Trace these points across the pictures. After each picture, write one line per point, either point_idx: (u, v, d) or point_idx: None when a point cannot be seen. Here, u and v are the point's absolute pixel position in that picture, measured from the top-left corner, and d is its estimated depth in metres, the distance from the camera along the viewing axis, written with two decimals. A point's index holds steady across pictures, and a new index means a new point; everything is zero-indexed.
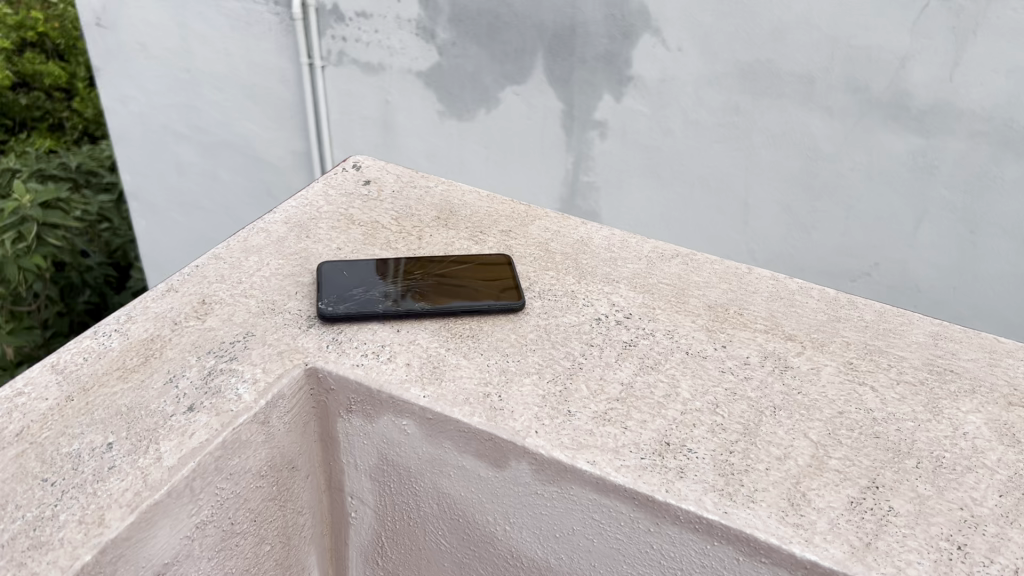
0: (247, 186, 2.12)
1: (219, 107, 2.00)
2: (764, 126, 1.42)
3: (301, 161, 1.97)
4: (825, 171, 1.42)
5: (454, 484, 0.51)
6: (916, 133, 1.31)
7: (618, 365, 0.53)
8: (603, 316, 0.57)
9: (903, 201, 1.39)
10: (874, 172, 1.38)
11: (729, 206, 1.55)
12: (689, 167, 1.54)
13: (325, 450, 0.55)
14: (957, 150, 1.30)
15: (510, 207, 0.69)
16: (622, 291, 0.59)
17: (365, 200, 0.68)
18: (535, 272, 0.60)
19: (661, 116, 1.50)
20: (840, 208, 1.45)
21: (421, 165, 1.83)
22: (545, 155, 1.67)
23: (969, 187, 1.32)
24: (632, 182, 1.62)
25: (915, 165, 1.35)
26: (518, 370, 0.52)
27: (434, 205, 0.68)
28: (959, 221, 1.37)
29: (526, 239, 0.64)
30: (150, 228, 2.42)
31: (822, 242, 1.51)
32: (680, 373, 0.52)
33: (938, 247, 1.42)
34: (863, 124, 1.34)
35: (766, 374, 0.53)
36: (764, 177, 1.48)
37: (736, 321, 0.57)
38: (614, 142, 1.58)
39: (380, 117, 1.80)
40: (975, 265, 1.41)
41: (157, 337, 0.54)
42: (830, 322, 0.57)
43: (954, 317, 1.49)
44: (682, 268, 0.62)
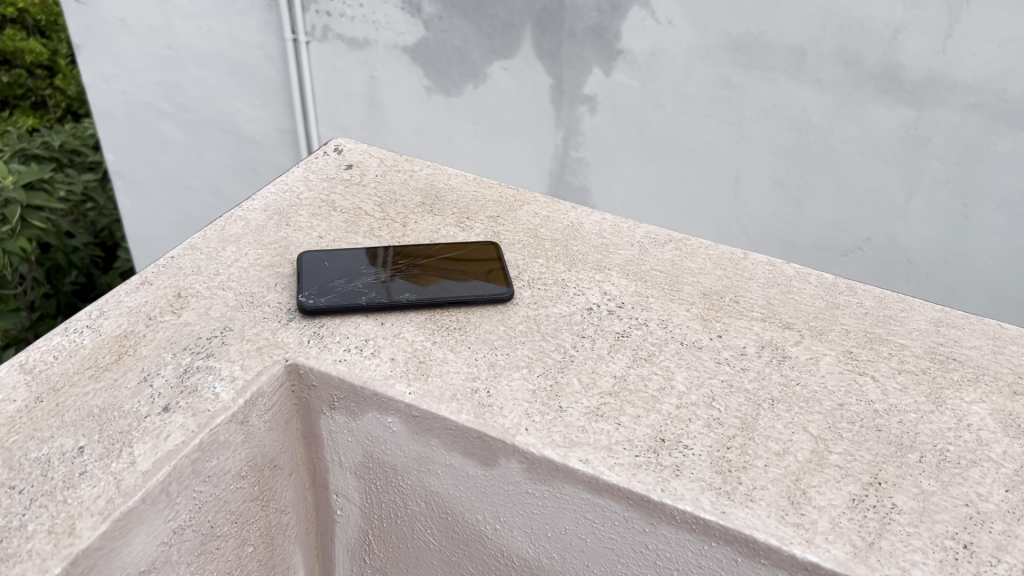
0: (234, 165, 2.09)
1: (203, 85, 1.97)
2: (755, 100, 1.40)
3: (286, 139, 1.94)
4: (817, 145, 1.40)
5: (443, 482, 0.49)
6: (908, 106, 1.30)
7: (610, 357, 0.51)
8: (594, 305, 0.55)
9: (895, 174, 1.38)
10: (867, 147, 1.36)
11: (721, 182, 1.53)
12: (680, 142, 1.52)
13: (308, 448, 0.54)
14: (949, 122, 1.28)
15: (498, 191, 0.67)
16: (615, 278, 0.57)
17: (347, 186, 0.66)
18: (525, 260, 0.58)
19: (651, 90, 1.48)
20: (834, 183, 1.43)
21: (409, 143, 1.80)
22: (534, 131, 1.65)
23: (961, 160, 1.31)
24: (622, 158, 1.60)
25: (906, 138, 1.33)
26: (507, 364, 0.50)
27: (419, 190, 0.66)
28: (951, 193, 1.36)
29: (515, 225, 0.62)
30: (135, 207, 2.39)
31: (814, 215, 1.49)
32: (675, 365, 0.51)
33: (930, 219, 1.41)
34: (854, 98, 1.32)
35: (764, 364, 0.51)
36: (756, 151, 1.46)
37: (731, 309, 0.55)
38: (604, 117, 1.56)
39: (366, 94, 1.77)
40: (966, 238, 1.40)
41: (130, 333, 0.52)
42: (829, 309, 0.55)
43: (946, 290, 1.48)
44: (675, 254, 0.60)
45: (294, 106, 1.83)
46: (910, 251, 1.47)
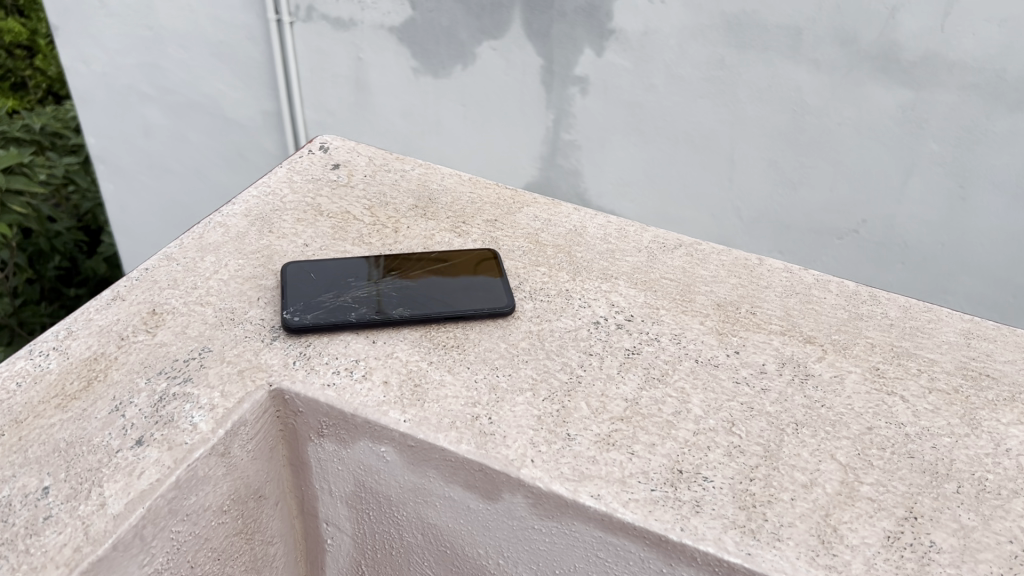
0: (220, 149, 2.03)
1: (187, 67, 1.90)
2: (750, 81, 1.35)
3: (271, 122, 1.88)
4: (812, 127, 1.36)
5: (441, 514, 0.46)
6: (905, 87, 1.26)
7: (621, 378, 0.47)
8: (601, 318, 0.51)
9: (892, 156, 1.33)
10: (864, 129, 1.32)
11: (718, 167, 1.49)
12: (672, 124, 1.47)
13: (295, 475, 0.50)
14: (946, 104, 1.24)
15: (495, 192, 0.63)
16: (623, 288, 0.53)
17: (334, 188, 0.62)
18: (526, 269, 0.55)
19: (643, 71, 1.43)
20: (831, 166, 1.39)
21: (397, 126, 1.75)
22: (524, 114, 1.60)
23: (959, 142, 1.27)
24: (615, 140, 1.56)
25: (903, 120, 1.29)
26: (510, 387, 0.46)
27: (412, 191, 0.62)
28: (948, 175, 1.32)
29: (514, 229, 0.58)
30: (119, 190, 2.33)
31: (809, 198, 1.45)
32: (692, 385, 0.47)
33: (927, 202, 1.36)
34: (851, 78, 1.28)
35: (786, 385, 0.47)
36: (750, 133, 1.41)
37: (748, 322, 0.51)
38: (596, 99, 1.51)
39: (351, 76, 1.72)
40: (964, 220, 1.36)
41: (101, 356, 0.48)
42: (852, 321, 0.52)
43: (941, 273, 1.45)
44: (686, 260, 0.56)
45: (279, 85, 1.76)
46: (909, 235, 1.42)
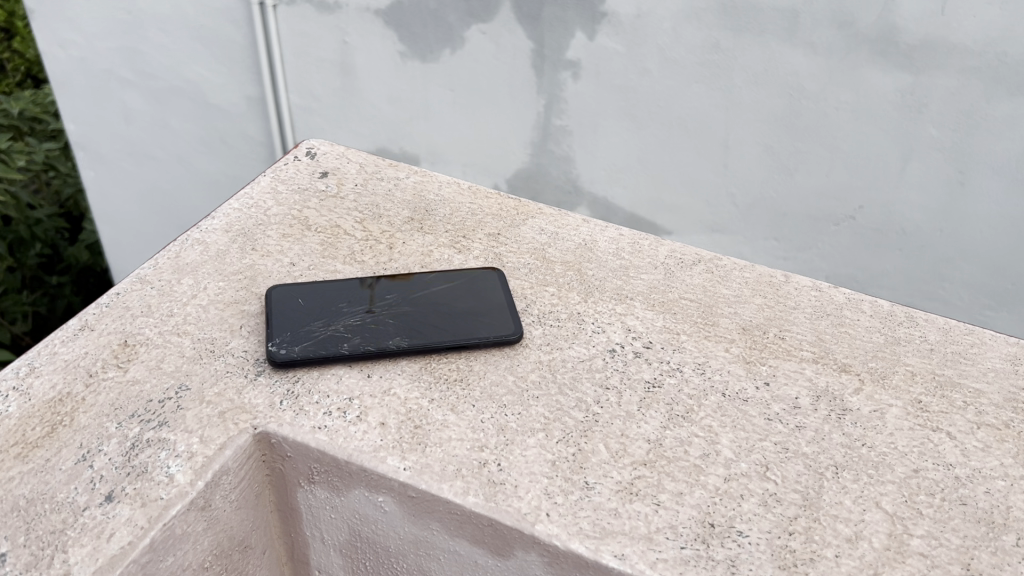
0: (202, 135, 1.77)
1: (153, 45, 1.65)
2: (745, 63, 1.15)
3: (254, 107, 1.63)
4: (808, 112, 1.16)
5: (446, 569, 0.42)
6: (904, 70, 1.07)
7: (642, 416, 0.43)
8: (617, 345, 0.47)
9: (888, 140, 1.14)
10: (863, 113, 1.13)
11: (697, 159, 1.29)
12: (664, 108, 1.25)
13: (284, 522, 0.45)
14: (947, 88, 1.06)
15: (497, 203, 0.59)
16: (639, 309, 0.49)
17: (324, 201, 0.57)
18: (532, 289, 0.50)
19: (636, 55, 1.22)
20: (825, 156, 1.19)
21: (384, 112, 1.49)
22: (515, 99, 1.36)
23: (958, 126, 1.09)
24: (605, 125, 1.32)
25: (902, 103, 1.10)
26: (520, 428, 0.42)
27: (407, 203, 0.58)
28: (948, 159, 1.13)
29: (519, 245, 0.54)
30: (94, 177, 2.02)
31: (803, 186, 1.24)
32: (722, 421, 0.43)
33: (926, 188, 1.17)
34: (849, 61, 1.09)
35: (822, 421, 0.43)
36: (744, 118, 1.21)
37: (777, 349, 0.47)
38: (588, 84, 1.29)
39: (336, 61, 1.47)
40: (963, 205, 1.16)
41: (66, 397, 0.43)
42: (890, 346, 0.47)
43: (939, 262, 1.24)
44: (706, 277, 0.52)
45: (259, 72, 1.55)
46: (907, 235, 1.23)
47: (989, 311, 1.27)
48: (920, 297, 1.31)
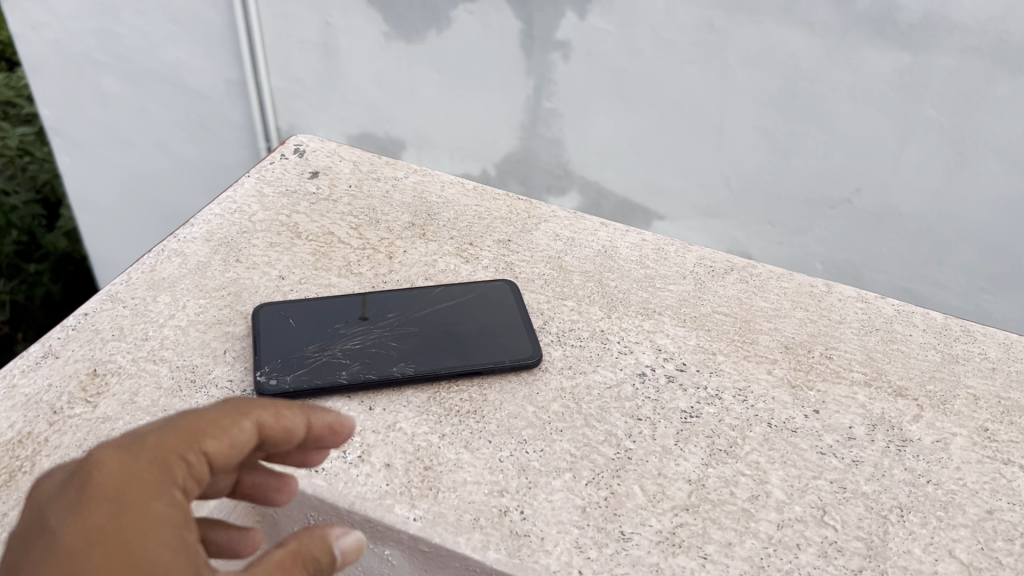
0: (185, 123, 1.60)
1: (128, 26, 1.49)
2: (740, 44, 1.09)
3: (236, 92, 1.49)
4: (805, 94, 1.10)
5: None
6: (900, 48, 1.02)
7: (683, 452, 0.38)
8: (647, 369, 0.42)
9: (887, 121, 1.09)
10: (860, 95, 1.07)
11: (685, 145, 1.23)
12: (655, 91, 1.19)
13: None
14: (947, 67, 1.01)
15: (507, 204, 0.56)
16: (669, 325, 0.45)
17: (313, 203, 0.55)
18: (551, 304, 0.46)
19: (629, 35, 1.15)
20: (820, 140, 1.14)
21: (369, 95, 1.40)
22: (505, 82, 1.28)
23: (958, 106, 1.04)
24: (597, 108, 1.25)
25: (900, 84, 1.05)
26: (543, 468, 0.37)
27: (409, 207, 0.55)
28: (946, 140, 1.08)
29: (534, 254, 0.50)
30: (77, 168, 1.83)
31: (799, 169, 1.19)
32: (771, 456, 0.38)
33: (925, 169, 1.12)
34: (847, 40, 1.03)
35: (881, 456, 0.39)
36: (740, 100, 1.14)
37: (826, 371, 0.43)
38: (579, 65, 1.21)
39: (320, 41, 1.37)
40: (961, 187, 1.12)
41: (27, 437, 0.38)
42: (949, 365, 0.44)
43: (937, 245, 1.20)
44: (741, 290, 0.48)
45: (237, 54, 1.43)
46: (902, 220, 1.19)
47: (985, 294, 1.23)
48: (914, 282, 1.26)
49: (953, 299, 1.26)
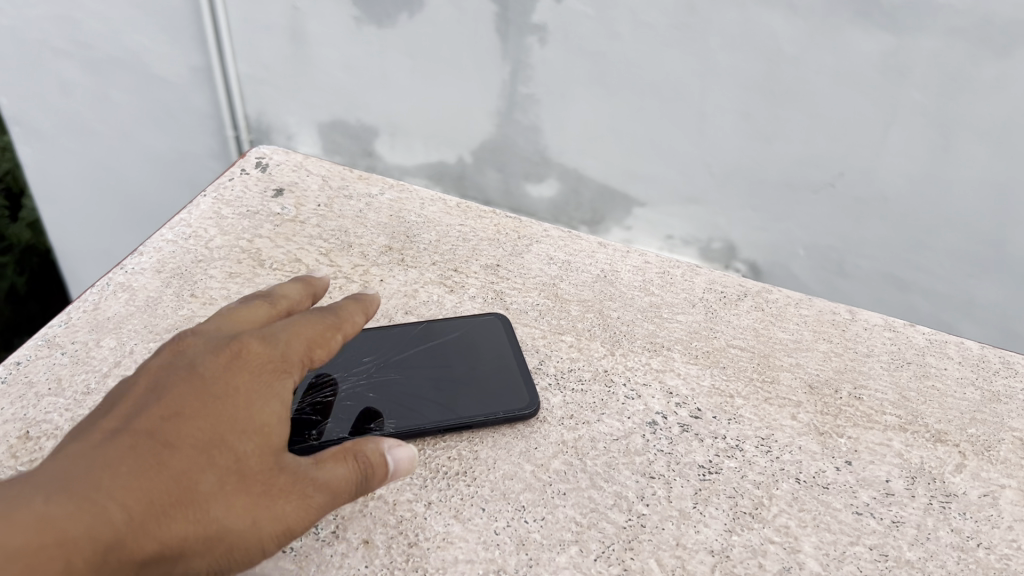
0: (152, 112, 1.50)
1: (89, 11, 1.38)
2: (720, 26, 1.04)
3: (203, 79, 1.41)
4: (787, 77, 1.06)
5: None
6: (885, 29, 0.97)
7: (711, 514, 0.64)
8: (658, 419, 0.72)
9: (871, 104, 1.04)
10: (844, 78, 1.03)
11: (665, 131, 1.19)
12: (633, 74, 1.14)
13: None
14: (931, 48, 0.96)
15: (489, 230, 0.98)
16: (678, 362, 0.79)
17: (240, 265, 0.87)
18: (583, 404, 0.73)
19: (607, 18, 1.09)
20: (804, 123, 1.10)
21: (340, 81, 1.33)
22: (478, 65, 1.22)
23: (943, 88, 0.99)
24: (577, 93, 1.20)
25: (883, 67, 1.00)
26: (555, 530, 0.61)
27: (397, 219, 0.98)
28: (931, 125, 1.03)
29: (527, 286, 0.88)
30: (38, 160, 1.70)
31: (781, 153, 1.14)
32: (806, 517, 0.64)
33: (909, 153, 1.07)
34: (830, 22, 0.99)
35: (923, 516, 0.65)
36: (722, 84, 1.10)
37: (854, 415, 0.75)
38: (556, 49, 1.16)
39: (286, 26, 1.30)
40: (945, 171, 1.07)
41: None
42: (989, 406, 0.78)
43: (922, 230, 1.15)
44: (647, 316, 0.85)
45: (204, 40, 1.34)
46: (887, 206, 1.15)
47: (973, 280, 1.18)
48: (900, 269, 1.22)
49: (939, 286, 1.21)
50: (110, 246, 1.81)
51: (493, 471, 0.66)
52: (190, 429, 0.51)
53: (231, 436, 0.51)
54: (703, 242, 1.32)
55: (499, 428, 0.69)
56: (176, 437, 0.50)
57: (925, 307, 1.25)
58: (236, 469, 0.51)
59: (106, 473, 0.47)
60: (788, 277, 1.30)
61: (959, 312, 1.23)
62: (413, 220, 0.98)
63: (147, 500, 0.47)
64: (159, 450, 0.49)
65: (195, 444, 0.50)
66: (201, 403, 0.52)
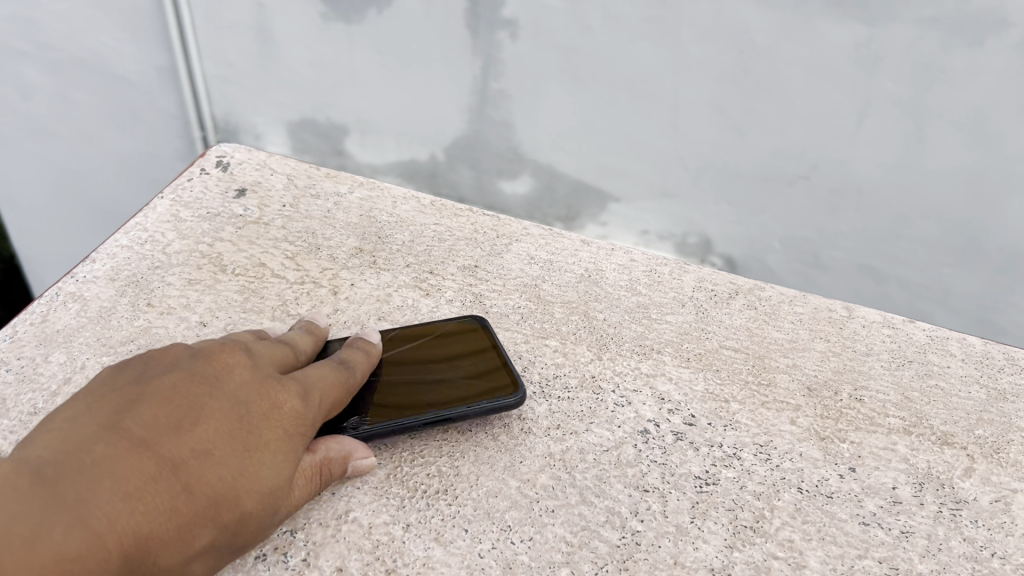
0: (114, 116, 1.45)
1: (44, 11, 1.32)
2: (693, 18, 1.03)
3: (167, 80, 1.37)
4: (761, 68, 1.04)
5: None
6: (858, 20, 0.96)
7: (712, 526, 0.65)
8: (650, 428, 0.74)
9: (845, 95, 1.03)
10: (817, 70, 1.02)
11: (637, 125, 1.17)
12: (606, 68, 1.12)
13: None
14: (905, 37, 0.96)
15: (466, 234, 0.99)
16: (671, 366, 0.82)
17: (200, 270, 0.86)
18: (575, 417, 0.74)
19: (579, 11, 1.07)
20: (778, 115, 1.08)
21: (308, 80, 1.30)
22: (448, 62, 1.20)
23: (917, 78, 0.99)
24: (549, 87, 1.17)
25: (856, 58, 0.99)
26: (560, 548, 0.61)
27: (371, 224, 0.98)
28: (905, 114, 1.03)
29: (505, 292, 0.90)
30: None
31: (755, 145, 1.13)
32: (810, 529, 0.66)
33: (884, 143, 1.06)
34: (804, 14, 0.98)
35: (934, 525, 0.67)
36: (695, 77, 1.08)
37: (859, 418, 0.79)
38: (526, 45, 1.14)
39: (253, 24, 1.26)
40: (919, 162, 1.07)
41: None
42: (996, 405, 0.84)
43: (896, 220, 1.14)
44: (633, 319, 0.89)
45: (166, 40, 1.31)
46: (862, 197, 1.13)
47: (946, 268, 1.18)
48: (876, 260, 1.21)
49: (915, 275, 1.20)
50: (77, 251, 1.76)
51: (477, 489, 0.66)
52: (211, 474, 0.51)
53: (244, 490, 0.52)
54: (678, 237, 1.29)
55: (483, 441, 0.70)
56: (195, 480, 0.50)
57: (900, 297, 1.24)
58: (234, 525, 0.52)
59: (115, 502, 0.46)
60: (764, 271, 1.28)
61: (934, 301, 1.22)
62: (386, 220, 1.00)
63: (143, 548, 0.47)
64: (176, 489, 0.49)
65: (207, 492, 0.50)
66: (232, 447, 0.53)
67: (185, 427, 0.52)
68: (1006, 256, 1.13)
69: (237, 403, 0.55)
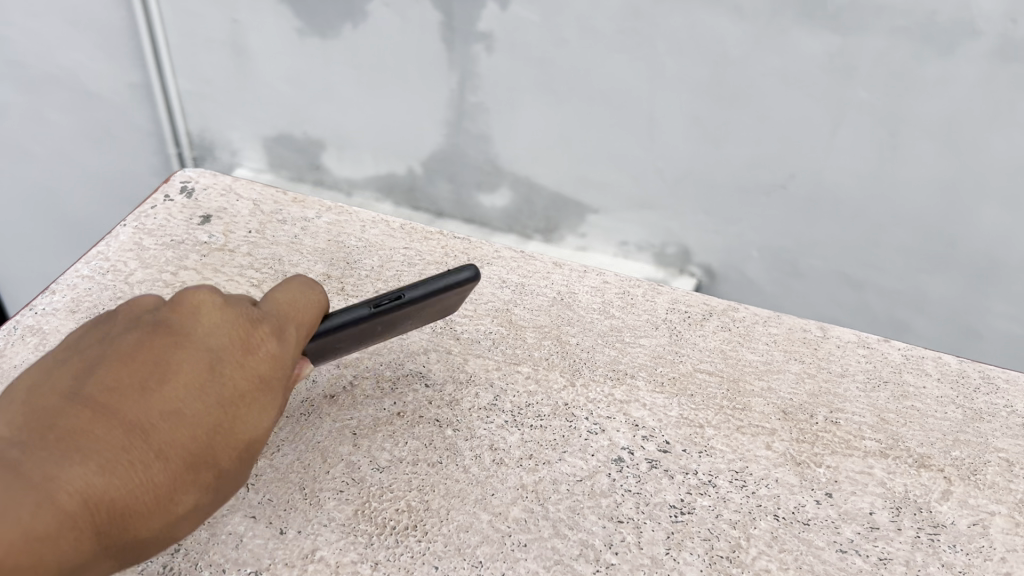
0: (86, 133, 1.44)
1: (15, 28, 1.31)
2: (668, 30, 1.03)
3: (142, 96, 1.35)
4: (736, 79, 1.05)
5: None
6: (833, 31, 0.97)
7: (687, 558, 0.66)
8: (624, 455, 0.74)
9: (819, 105, 1.04)
10: (792, 80, 1.02)
11: (613, 137, 1.17)
12: (582, 81, 1.12)
13: None
14: (877, 47, 0.96)
15: (438, 254, 0.98)
16: (644, 394, 0.81)
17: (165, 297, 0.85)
18: (548, 444, 0.74)
19: (555, 25, 1.07)
20: (753, 126, 1.08)
21: (284, 94, 1.30)
22: (425, 76, 1.19)
23: (891, 86, 0.99)
24: (525, 101, 1.17)
25: (830, 68, 1.00)
26: None
27: (340, 249, 0.97)
28: (879, 124, 1.03)
29: (476, 314, 0.89)
30: None
31: (731, 156, 1.13)
32: (786, 556, 0.67)
33: (859, 152, 1.07)
34: (777, 24, 0.98)
35: (912, 551, 0.68)
36: (671, 89, 1.08)
37: (836, 443, 0.78)
38: (503, 59, 1.14)
39: (226, 40, 1.26)
40: (894, 171, 1.07)
41: None
42: (972, 425, 0.82)
43: (872, 229, 1.15)
44: (604, 344, 0.86)
45: (140, 55, 1.30)
46: (838, 205, 1.13)
47: (923, 275, 1.18)
48: (852, 267, 1.21)
49: (890, 282, 1.21)
50: (51, 270, 1.74)
51: (447, 523, 0.66)
52: (184, 434, 0.54)
53: (220, 446, 0.55)
54: (657, 246, 1.28)
55: (453, 474, 0.70)
56: (165, 443, 0.53)
57: (876, 304, 1.24)
58: (214, 482, 0.56)
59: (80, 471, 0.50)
60: (743, 281, 1.28)
61: (908, 308, 1.23)
62: (354, 245, 0.98)
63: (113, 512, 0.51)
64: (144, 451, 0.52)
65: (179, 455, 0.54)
66: (203, 398, 0.56)
67: (151, 388, 0.55)
68: (979, 260, 1.14)
69: (208, 355, 0.58)
